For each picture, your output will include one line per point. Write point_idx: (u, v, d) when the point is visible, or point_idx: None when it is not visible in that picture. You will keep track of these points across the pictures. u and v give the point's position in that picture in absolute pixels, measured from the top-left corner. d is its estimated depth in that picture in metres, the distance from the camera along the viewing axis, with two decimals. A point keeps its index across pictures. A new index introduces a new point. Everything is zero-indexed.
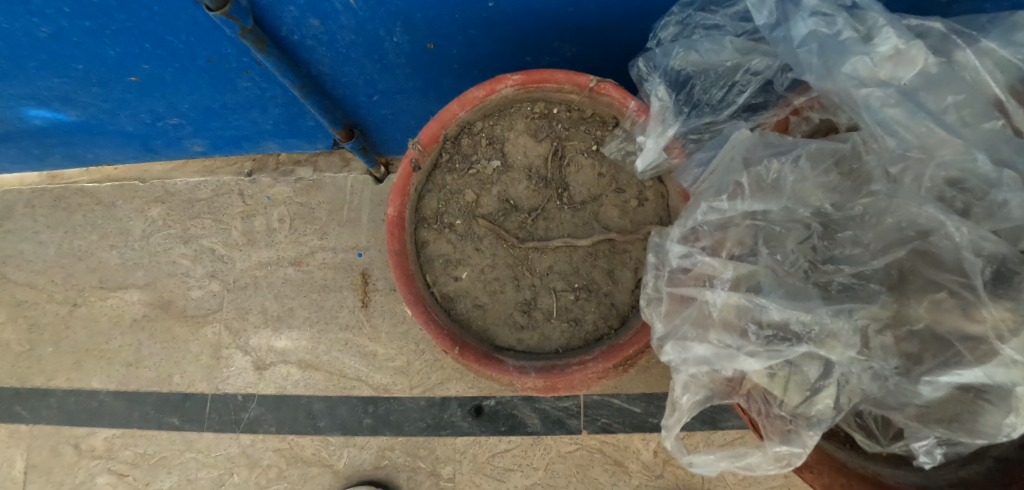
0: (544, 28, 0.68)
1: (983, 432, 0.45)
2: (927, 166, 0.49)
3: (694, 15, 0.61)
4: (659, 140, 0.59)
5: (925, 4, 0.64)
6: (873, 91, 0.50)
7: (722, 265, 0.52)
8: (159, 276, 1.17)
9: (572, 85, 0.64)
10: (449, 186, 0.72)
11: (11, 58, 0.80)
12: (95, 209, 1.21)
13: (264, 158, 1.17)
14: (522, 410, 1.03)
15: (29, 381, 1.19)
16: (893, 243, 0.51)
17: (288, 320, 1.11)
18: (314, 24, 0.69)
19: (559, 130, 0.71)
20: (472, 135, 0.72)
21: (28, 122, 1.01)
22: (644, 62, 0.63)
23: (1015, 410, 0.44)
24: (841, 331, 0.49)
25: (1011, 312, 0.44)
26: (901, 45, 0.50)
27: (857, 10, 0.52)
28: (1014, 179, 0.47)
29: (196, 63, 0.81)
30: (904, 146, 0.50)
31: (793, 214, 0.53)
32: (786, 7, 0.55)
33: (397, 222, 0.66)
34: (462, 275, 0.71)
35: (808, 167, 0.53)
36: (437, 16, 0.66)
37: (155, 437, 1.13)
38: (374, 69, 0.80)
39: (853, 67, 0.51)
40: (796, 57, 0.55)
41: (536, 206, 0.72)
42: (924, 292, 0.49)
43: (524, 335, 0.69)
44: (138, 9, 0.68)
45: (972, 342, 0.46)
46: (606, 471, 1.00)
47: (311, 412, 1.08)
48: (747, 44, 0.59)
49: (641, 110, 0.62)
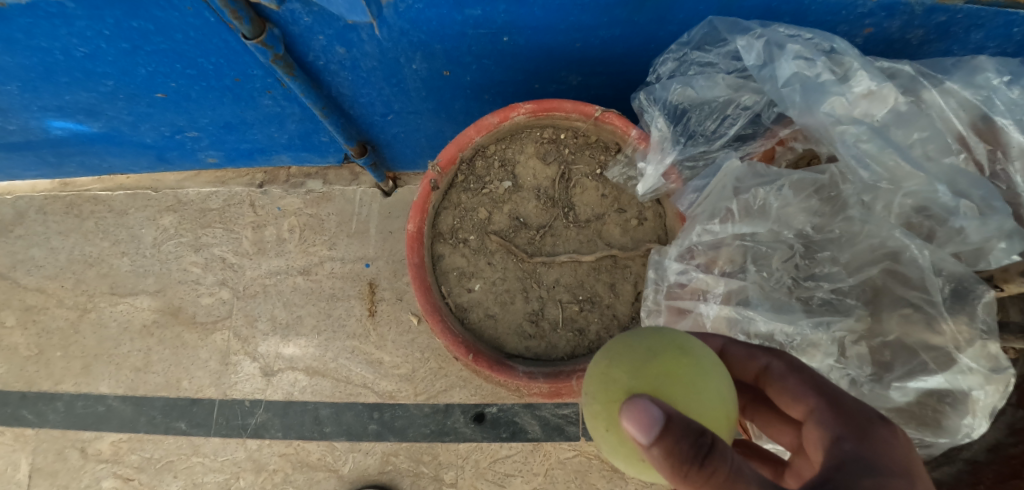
0: (553, 60, 0.74)
1: (947, 432, 0.53)
2: (895, 195, 0.56)
3: (690, 53, 0.67)
4: (658, 167, 0.67)
5: (898, 46, 0.69)
6: (847, 128, 0.57)
7: (714, 280, 0.60)
8: (169, 283, 1.21)
9: (578, 114, 0.70)
10: (464, 204, 0.78)
11: (44, 74, 0.83)
12: (108, 217, 1.25)
13: (275, 171, 1.22)
14: (521, 417, 1.08)
15: (36, 385, 1.21)
16: (866, 263, 0.57)
17: (296, 328, 1.14)
18: (340, 51, 0.74)
19: (565, 154, 0.78)
20: (486, 157, 0.78)
21: (49, 132, 1.04)
22: (645, 95, 0.69)
23: (972, 412, 0.51)
24: (821, 342, 0.57)
25: (967, 325, 0.52)
26: (874, 86, 0.58)
27: (835, 55, 0.59)
28: (970, 208, 0.54)
29: (222, 82, 0.85)
30: (875, 178, 0.56)
31: (778, 235, 0.60)
32: (772, 50, 0.61)
33: (416, 237, 0.71)
34: (475, 287, 0.76)
35: (791, 194, 0.60)
36: (455, 47, 0.72)
37: (161, 441, 1.15)
38: (391, 92, 0.85)
39: (831, 106, 0.59)
40: (780, 95, 0.61)
41: (544, 223, 0.77)
42: (894, 307, 0.55)
43: (532, 343, 0.74)
44: (176, 33, 0.72)
45: (933, 350, 0.53)
46: (602, 477, 1.04)
47: (318, 417, 1.11)
48: (738, 81, 0.66)
49: (642, 138, 0.69)
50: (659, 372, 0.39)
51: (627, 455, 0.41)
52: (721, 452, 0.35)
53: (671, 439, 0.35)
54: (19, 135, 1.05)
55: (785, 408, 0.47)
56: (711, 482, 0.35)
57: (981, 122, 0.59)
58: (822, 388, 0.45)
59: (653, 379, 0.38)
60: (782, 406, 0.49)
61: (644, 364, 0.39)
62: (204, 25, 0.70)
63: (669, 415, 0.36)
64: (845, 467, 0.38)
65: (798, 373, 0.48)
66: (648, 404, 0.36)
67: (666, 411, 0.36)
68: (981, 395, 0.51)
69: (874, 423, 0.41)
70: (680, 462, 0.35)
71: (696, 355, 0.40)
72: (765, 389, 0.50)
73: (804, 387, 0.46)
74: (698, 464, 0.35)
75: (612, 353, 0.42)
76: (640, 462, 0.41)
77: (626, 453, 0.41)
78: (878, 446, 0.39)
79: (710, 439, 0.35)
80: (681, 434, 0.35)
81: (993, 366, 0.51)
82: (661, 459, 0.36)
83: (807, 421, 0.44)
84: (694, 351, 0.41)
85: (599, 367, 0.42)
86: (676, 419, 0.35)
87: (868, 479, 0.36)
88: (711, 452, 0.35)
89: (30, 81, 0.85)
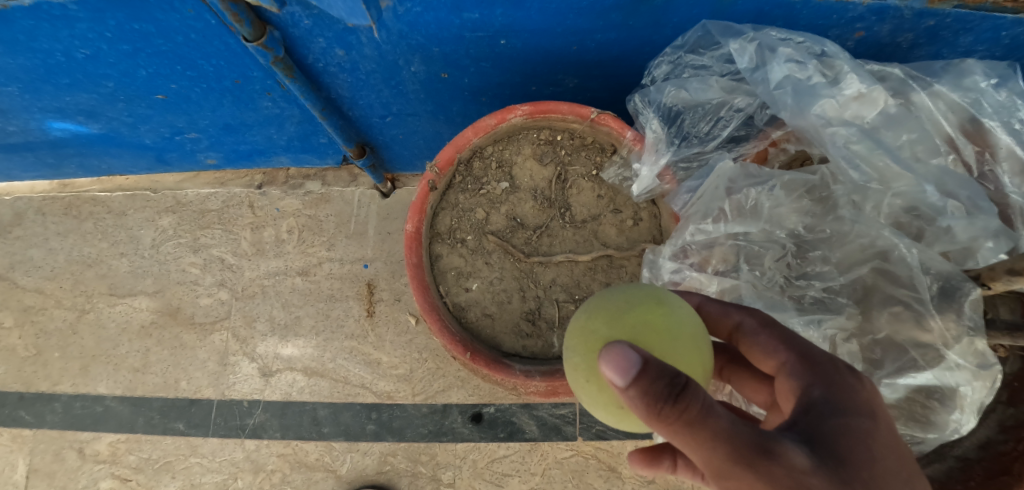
0: (550, 63, 0.75)
1: (936, 428, 0.54)
2: (885, 195, 0.58)
3: (684, 56, 0.68)
4: (653, 168, 0.69)
5: (889, 50, 0.69)
6: (837, 130, 0.59)
7: (707, 279, 0.63)
8: (168, 284, 1.21)
9: (574, 116, 0.71)
10: (462, 204, 0.78)
11: (45, 75, 0.84)
12: (107, 218, 1.25)
13: (274, 172, 1.23)
14: (519, 417, 1.08)
15: (34, 385, 1.21)
16: (856, 262, 0.58)
17: (295, 328, 1.15)
18: (339, 54, 0.75)
19: (562, 156, 0.79)
20: (483, 158, 0.79)
21: (49, 134, 1.05)
22: (640, 98, 0.70)
23: (960, 408, 0.53)
24: (811, 339, 0.58)
25: (955, 323, 0.52)
26: (864, 89, 0.59)
27: (826, 58, 0.61)
28: (957, 208, 0.56)
29: (222, 84, 0.86)
30: (865, 178, 0.58)
31: (771, 235, 0.62)
32: (764, 54, 0.62)
33: (414, 237, 0.72)
34: (473, 286, 0.76)
35: (783, 194, 0.62)
36: (453, 50, 0.73)
37: (159, 442, 1.15)
38: (390, 94, 0.86)
39: (822, 108, 0.60)
40: (772, 97, 0.62)
41: (541, 224, 0.78)
42: (884, 305, 0.57)
43: (529, 342, 0.74)
44: (176, 35, 0.73)
45: (922, 348, 0.54)
46: (600, 476, 1.04)
47: (316, 418, 1.11)
48: (731, 84, 0.67)
49: (637, 139, 0.70)
50: (636, 322, 0.41)
51: (607, 404, 0.43)
52: (693, 392, 0.35)
53: (646, 379, 0.36)
54: (19, 136, 1.06)
55: (756, 363, 0.48)
56: (683, 422, 0.35)
57: (970, 124, 0.60)
58: (793, 341, 0.47)
59: (630, 328, 0.41)
60: (753, 362, 0.50)
61: (622, 314, 0.42)
62: (205, 28, 0.71)
63: (645, 359, 0.37)
64: (813, 412, 0.40)
65: (770, 329, 0.49)
66: (626, 348, 0.37)
67: (643, 356, 0.37)
68: (969, 391, 0.52)
69: (842, 373, 0.43)
70: (652, 403, 0.36)
71: (672, 306, 0.43)
72: (737, 345, 0.51)
73: (774, 340, 0.47)
74: (671, 401, 0.35)
75: (593, 308, 0.45)
76: (619, 411, 0.44)
77: (606, 402, 0.43)
78: (844, 393, 0.41)
79: (684, 380, 0.36)
80: (656, 376, 0.36)
81: (981, 362, 0.52)
82: (635, 402, 0.37)
83: (779, 374, 0.45)
84: (670, 304, 0.44)
85: (580, 320, 0.45)
86: (652, 362, 0.36)
87: (834, 421, 0.39)
88: (683, 390, 0.35)
89: (31, 82, 0.86)
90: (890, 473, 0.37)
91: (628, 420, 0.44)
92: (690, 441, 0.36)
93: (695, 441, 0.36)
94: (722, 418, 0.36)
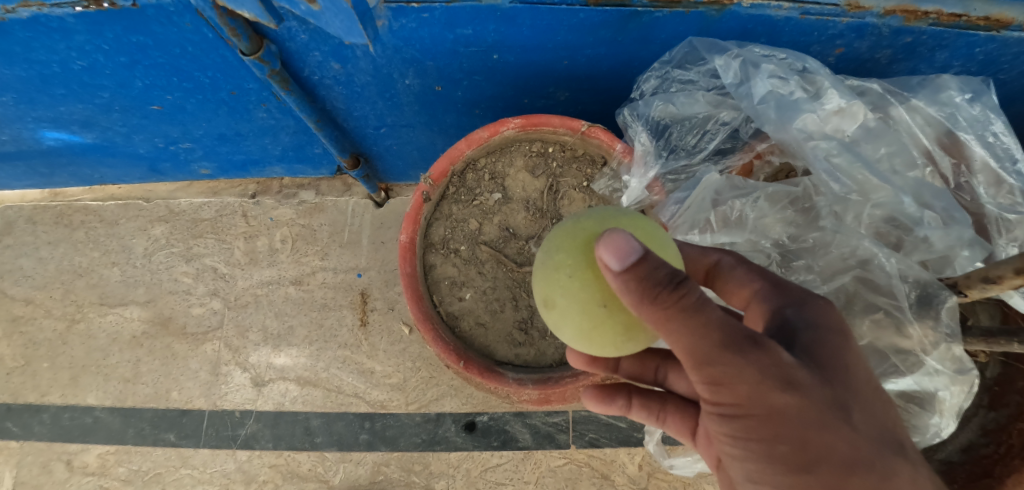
0: (542, 76, 0.76)
1: (917, 431, 0.57)
2: (864, 206, 0.60)
3: (671, 71, 0.70)
4: (642, 180, 0.70)
5: (869, 65, 0.71)
6: (818, 143, 0.61)
7: None
8: (159, 293, 1.21)
9: (566, 128, 0.73)
10: (455, 215, 0.80)
11: (40, 86, 0.84)
12: (98, 227, 1.25)
13: (268, 181, 1.23)
14: (512, 425, 1.09)
15: (22, 396, 1.20)
16: (838, 271, 0.60)
17: (288, 338, 1.15)
18: (335, 67, 0.76)
19: (554, 167, 0.80)
20: (477, 170, 0.80)
21: (42, 143, 1.05)
22: (629, 111, 0.72)
23: (939, 412, 0.56)
24: None
25: (932, 329, 0.54)
26: (843, 103, 0.62)
27: (807, 74, 0.63)
28: (934, 219, 0.58)
29: (218, 95, 0.87)
30: (846, 190, 0.60)
31: (755, 245, 0.66)
32: (748, 69, 0.64)
33: (408, 247, 0.73)
34: (466, 296, 0.77)
35: (766, 205, 0.65)
36: (447, 64, 0.74)
37: (150, 453, 1.14)
38: (385, 106, 0.87)
39: (803, 122, 0.62)
40: (757, 111, 0.65)
41: (533, 234, 0.79)
42: (866, 312, 0.58)
43: (522, 350, 0.75)
44: (173, 48, 0.74)
45: (903, 354, 0.56)
46: (593, 484, 1.05)
47: (309, 428, 1.11)
48: (717, 98, 0.70)
49: (626, 151, 0.72)
50: (629, 224, 0.45)
51: (588, 303, 0.43)
52: (690, 284, 0.38)
53: (646, 266, 0.38)
54: (12, 145, 1.06)
55: (730, 294, 0.52)
56: (679, 308, 0.37)
57: (946, 138, 0.63)
58: (766, 274, 0.51)
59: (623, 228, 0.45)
60: (726, 296, 0.53)
61: (615, 220, 0.46)
62: (202, 41, 0.72)
63: (646, 250, 0.39)
64: (788, 328, 0.44)
65: (745, 265, 0.53)
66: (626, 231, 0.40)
67: (643, 246, 0.39)
68: (947, 396, 0.55)
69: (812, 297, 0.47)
70: (650, 289, 0.38)
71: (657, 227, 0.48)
72: (714, 281, 0.54)
73: (749, 273, 0.51)
74: (669, 288, 0.37)
75: (586, 216, 0.48)
76: (597, 313, 0.44)
77: (587, 300, 0.43)
78: (815, 311, 0.46)
79: (681, 274, 0.38)
80: (655, 263, 0.38)
81: (959, 368, 0.54)
82: (630, 287, 0.39)
83: (753, 300, 0.49)
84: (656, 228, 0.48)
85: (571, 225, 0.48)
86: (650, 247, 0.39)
87: (807, 335, 0.44)
88: (681, 280, 0.38)
89: (26, 93, 0.86)
90: (857, 373, 0.43)
91: (601, 328, 0.44)
92: (684, 329, 0.38)
93: (689, 331, 0.38)
94: (715, 310, 0.39)
